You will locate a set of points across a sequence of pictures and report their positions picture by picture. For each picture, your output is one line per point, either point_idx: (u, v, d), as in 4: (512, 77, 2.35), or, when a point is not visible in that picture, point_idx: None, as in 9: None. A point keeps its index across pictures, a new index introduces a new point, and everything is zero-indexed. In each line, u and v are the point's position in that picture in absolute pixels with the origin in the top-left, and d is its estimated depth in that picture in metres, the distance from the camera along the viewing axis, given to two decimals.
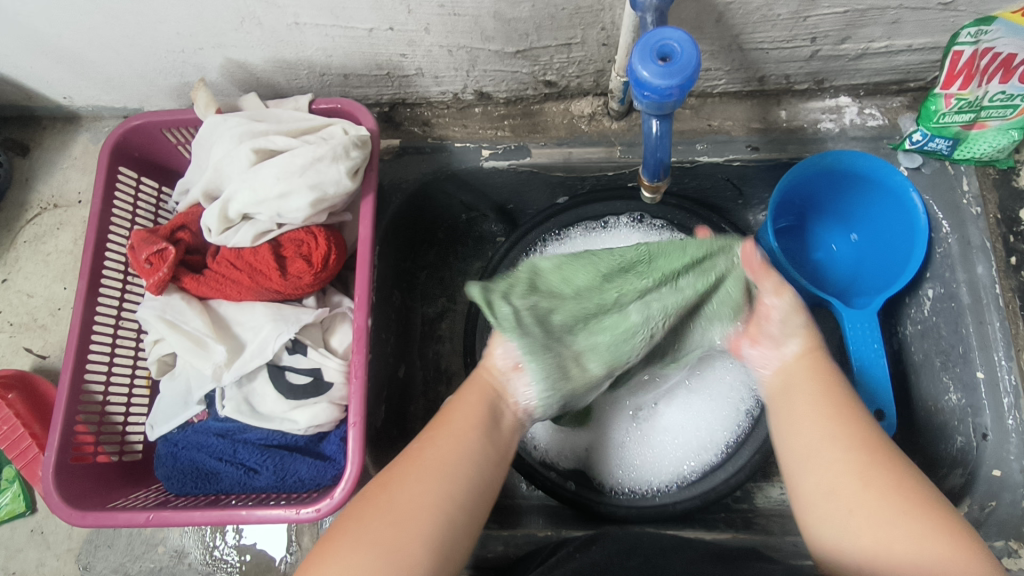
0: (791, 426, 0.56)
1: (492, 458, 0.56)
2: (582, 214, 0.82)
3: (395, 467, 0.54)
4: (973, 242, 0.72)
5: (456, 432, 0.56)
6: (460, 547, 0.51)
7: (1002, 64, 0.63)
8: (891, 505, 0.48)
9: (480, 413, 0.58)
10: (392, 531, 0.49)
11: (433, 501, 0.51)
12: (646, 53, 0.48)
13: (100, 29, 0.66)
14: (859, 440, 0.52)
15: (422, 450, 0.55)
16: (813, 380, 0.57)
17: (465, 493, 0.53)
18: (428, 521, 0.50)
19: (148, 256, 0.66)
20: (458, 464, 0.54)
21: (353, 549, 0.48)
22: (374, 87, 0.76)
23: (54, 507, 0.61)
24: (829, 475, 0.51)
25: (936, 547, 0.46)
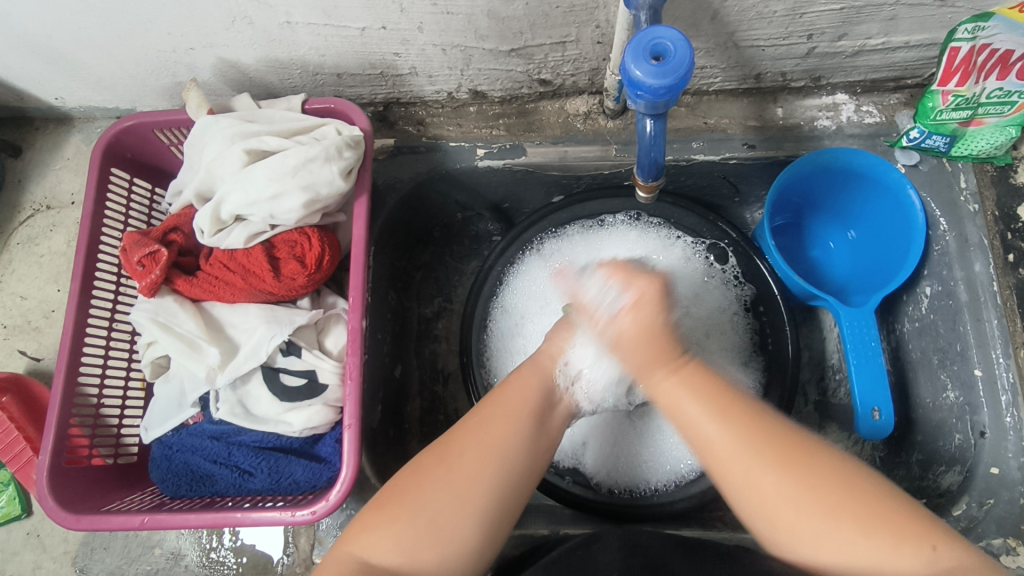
0: (701, 443, 0.51)
1: (547, 442, 0.57)
2: (578, 213, 0.81)
3: (448, 442, 0.53)
4: (971, 239, 0.71)
5: (514, 412, 0.56)
6: (509, 523, 0.53)
7: (1001, 59, 0.63)
8: (821, 509, 0.46)
9: (538, 396, 0.58)
10: (449, 510, 0.49)
11: (489, 487, 0.51)
12: (639, 52, 0.48)
13: (90, 29, 0.66)
14: (770, 443, 0.48)
15: (479, 428, 0.54)
16: (700, 387, 0.52)
17: (520, 477, 0.53)
18: (483, 501, 0.51)
19: (141, 258, 0.65)
20: (516, 448, 0.54)
21: (411, 523, 0.49)
22: (367, 86, 0.76)
23: (49, 510, 0.61)
24: (757, 488, 0.48)
25: (867, 546, 0.45)
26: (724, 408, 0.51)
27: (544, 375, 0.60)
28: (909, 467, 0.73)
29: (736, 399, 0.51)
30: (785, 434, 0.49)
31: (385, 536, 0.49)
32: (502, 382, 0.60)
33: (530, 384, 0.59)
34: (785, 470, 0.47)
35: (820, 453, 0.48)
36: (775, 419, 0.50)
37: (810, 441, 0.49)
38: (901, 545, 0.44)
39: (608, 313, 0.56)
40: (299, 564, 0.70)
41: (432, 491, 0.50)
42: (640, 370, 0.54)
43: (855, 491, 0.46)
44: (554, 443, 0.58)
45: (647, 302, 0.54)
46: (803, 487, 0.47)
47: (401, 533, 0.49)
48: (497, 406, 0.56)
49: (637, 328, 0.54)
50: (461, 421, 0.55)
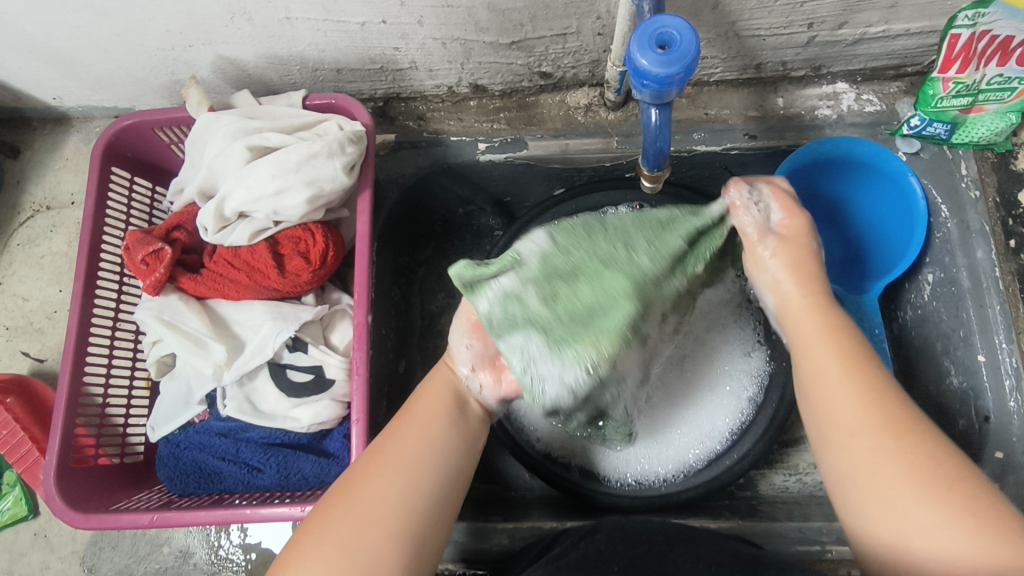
0: (812, 385, 0.51)
1: (463, 453, 0.55)
2: (580, 205, 0.79)
3: (354, 471, 0.52)
4: (972, 226, 0.72)
5: (424, 423, 0.55)
6: (431, 541, 0.51)
7: (1000, 46, 0.63)
8: (919, 484, 0.43)
9: (449, 405, 0.57)
10: (362, 534, 0.48)
11: (406, 502, 0.50)
12: (644, 40, 0.48)
13: (87, 27, 0.65)
14: (884, 410, 0.47)
15: (390, 445, 0.53)
16: (844, 347, 0.51)
17: (434, 490, 0.52)
18: (398, 521, 0.49)
19: (144, 257, 0.66)
20: (428, 461, 0.53)
21: (328, 552, 0.47)
22: (368, 81, 0.75)
23: (57, 510, 0.61)
24: (859, 448, 0.47)
25: (964, 526, 0.41)
26: (859, 363, 0.50)
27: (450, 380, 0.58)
28: None
29: (865, 361, 0.50)
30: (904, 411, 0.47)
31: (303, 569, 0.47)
32: (415, 391, 0.59)
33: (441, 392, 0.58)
34: (890, 434, 0.46)
35: (929, 431, 0.46)
36: (894, 388, 0.49)
37: (924, 424, 0.47)
38: (999, 540, 0.41)
39: (762, 233, 0.56)
40: None
41: (344, 517, 0.49)
42: (782, 304, 0.55)
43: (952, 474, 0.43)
44: (475, 441, 0.57)
45: (794, 219, 0.57)
46: (907, 456, 0.45)
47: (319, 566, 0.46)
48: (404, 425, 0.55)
49: (793, 254, 0.55)
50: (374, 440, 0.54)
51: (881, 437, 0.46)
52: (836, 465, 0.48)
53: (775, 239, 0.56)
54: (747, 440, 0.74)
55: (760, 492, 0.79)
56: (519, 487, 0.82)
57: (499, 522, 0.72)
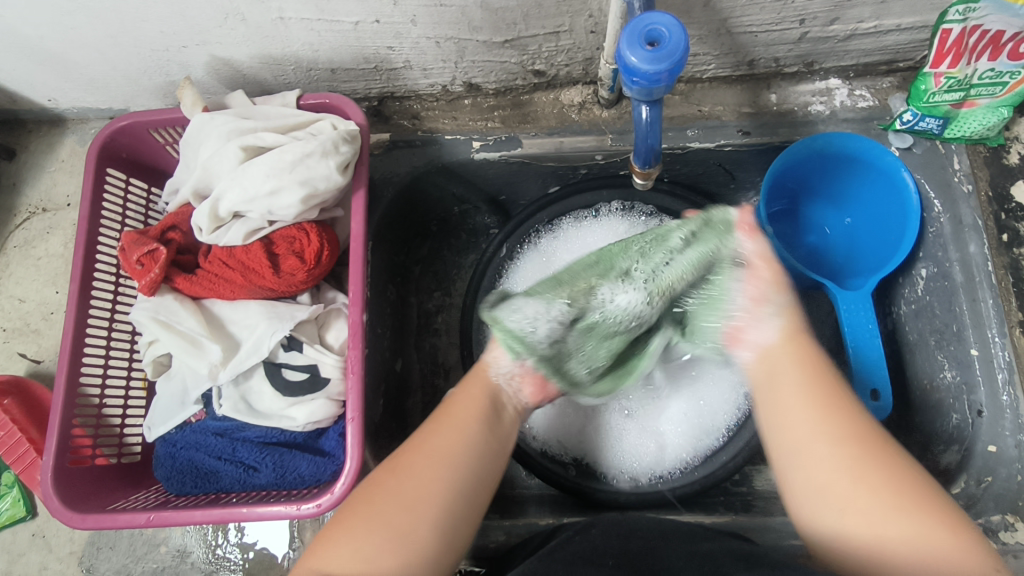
0: (773, 409, 0.54)
1: (498, 447, 0.57)
2: (571, 205, 0.81)
3: (401, 454, 0.54)
4: (965, 220, 0.72)
5: (462, 420, 0.56)
6: (468, 526, 0.52)
7: (991, 40, 0.63)
8: (882, 496, 0.47)
9: (482, 404, 0.59)
10: (403, 513, 0.49)
11: (443, 488, 0.51)
12: (633, 39, 0.48)
13: (81, 29, 0.65)
14: (843, 428, 0.50)
15: (429, 437, 0.55)
16: (800, 362, 0.55)
17: (470, 479, 0.53)
18: (437, 504, 0.51)
19: (139, 257, 0.66)
20: (465, 450, 0.54)
21: (367, 529, 0.49)
22: (362, 81, 0.76)
23: (54, 510, 0.61)
24: (820, 471, 0.49)
25: (928, 530, 0.45)
26: (824, 394, 0.52)
27: (484, 386, 0.60)
28: (907, 448, 0.74)
29: (821, 379, 0.53)
30: (859, 424, 0.51)
31: (343, 546, 0.48)
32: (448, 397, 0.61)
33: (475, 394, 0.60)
34: (851, 452, 0.49)
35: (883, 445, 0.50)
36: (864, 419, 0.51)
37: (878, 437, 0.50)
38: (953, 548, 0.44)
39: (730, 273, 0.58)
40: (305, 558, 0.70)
41: (385, 499, 0.50)
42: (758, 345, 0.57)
43: (911, 490, 0.47)
44: (507, 445, 0.59)
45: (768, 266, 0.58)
46: (860, 470, 0.48)
47: (356, 541, 0.48)
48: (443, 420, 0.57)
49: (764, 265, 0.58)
50: (411, 436, 0.56)
51: (841, 456, 0.49)
52: (805, 481, 0.50)
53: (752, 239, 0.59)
54: (743, 435, 0.75)
55: (756, 488, 0.79)
56: (517, 485, 0.82)
57: (495, 520, 0.72)
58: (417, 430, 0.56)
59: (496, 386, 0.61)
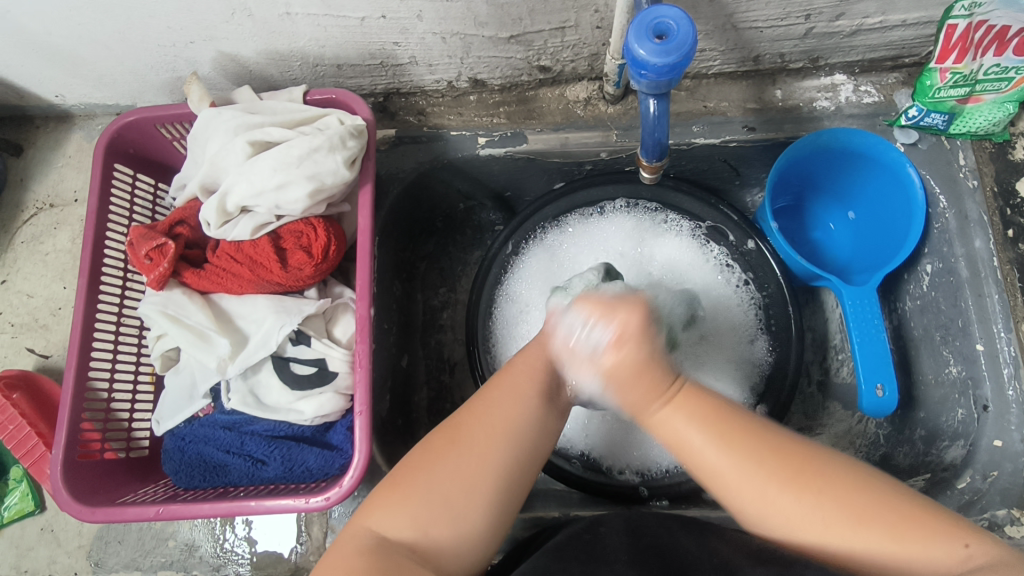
0: (706, 470, 0.50)
1: (553, 422, 0.57)
2: (577, 201, 0.82)
3: (459, 420, 0.54)
4: (970, 216, 0.72)
5: (526, 390, 0.56)
6: (520, 500, 0.53)
7: (997, 36, 0.63)
8: (853, 521, 0.46)
9: (545, 375, 0.58)
10: (463, 490, 0.50)
11: (503, 466, 0.51)
12: (642, 31, 0.48)
13: (89, 25, 0.66)
14: (779, 463, 0.48)
15: (492, 407, 0.54)
16: (701, 413, 0.51)
17: (529, 456, 0.53)
18: (497, 482, 0.51)
19: (148, 252, 0.66)
20: (526, 427, 0.54)
21: (425, 500, 0.49)
22: (368, 77, 0.76)
23: (64, 504, 0.62)
24: (783, 512, 0.47)
25: (901, 544, 0.45)
26: (750, 450, 0.49)
27: (546, 356, 0.59)
28: (913, 444, 0.74)
29: (731, 418, 0.51)
30: (793, 448, 0.49)
31: (400, 514, 0.49)
32: (506, 365, 0.60)
33: (536, 364, 0.59)
34: (797, 486, 0.47)
35: (825, 458, 0.48)
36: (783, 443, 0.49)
37: (811, 450, 0.49)
38: (929, 544, 0.45)
39: (595, 359, 0.52)
40: (312, 552, 0.70)
41: (444, 471, 0.50)
42: (636, 408, 0.52)
43: (872, 501, 0.46)
44: (561, 419, 0.59)
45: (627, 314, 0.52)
46: (813, 496, 0.47)
47: (415, 510, 0.49)
48: (505, 389, 0.56)
49: (622, 363, 0.51)
50: (469, 402, 0.55)
51: (789, 493, 0.47)
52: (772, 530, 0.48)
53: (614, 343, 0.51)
54: None
55: None
56: None
57: None
58: (476, 395, 0.56)
59: (559, 366, 0.59)
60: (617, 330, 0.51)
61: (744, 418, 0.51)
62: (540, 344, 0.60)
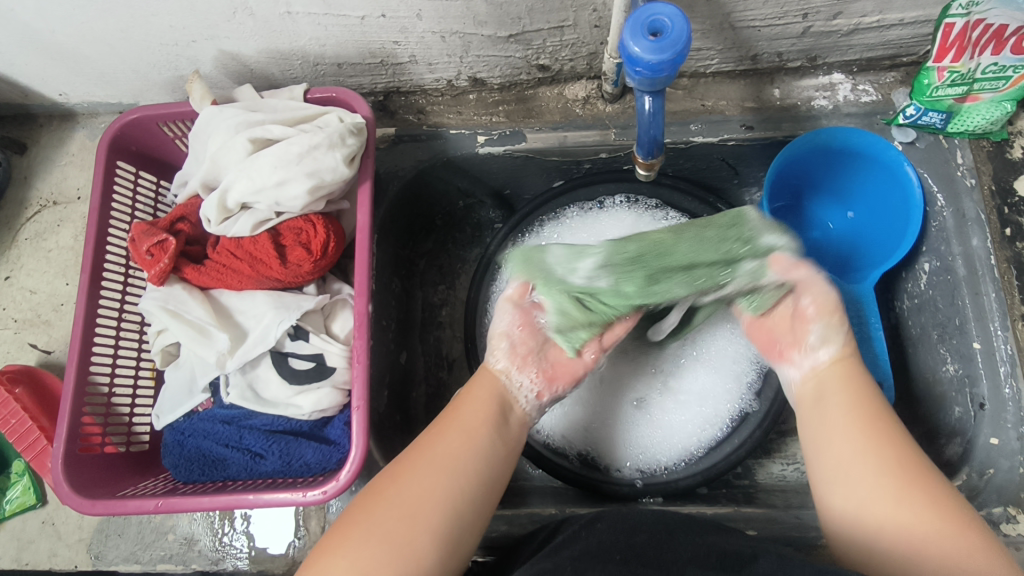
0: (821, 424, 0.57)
1: (503, 453, 0.58)
2: (577, 197, 0.82)
3: (404, 458, 0.55)
4: (968, 214, 0.72)
5: (470, 427, 0.58)
6: (470, 534, 0.53)
7: (994, 35, 0.63)
8: (909, 496, 0.49)
9: (488, 408, 0.60)
10: (404, 524, 0.49)
11: (444, 501, 0.52)
12: (636, 28, 0.48)
13: (92, 23, 0.66)
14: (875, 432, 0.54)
15: (436, 442, 0.56)
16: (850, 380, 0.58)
17: (473, 491, 0.54)
18: (437, 513, 0.51)
19: (149, 248, 0.67)
20: (468, 456, 0.55)
21: (363, 540, 0.48)
22: (368, 76, 0.76)
23: (64, 496, 0.62)
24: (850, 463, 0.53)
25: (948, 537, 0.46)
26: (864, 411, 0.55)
27: (492, 389, 0.63)
28: None
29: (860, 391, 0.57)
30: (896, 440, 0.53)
31: (342, 556, 0.48)
32: (455, 397, 0.62)
33: (480, 396, 0.62)
34: (867, 431, 0.53)
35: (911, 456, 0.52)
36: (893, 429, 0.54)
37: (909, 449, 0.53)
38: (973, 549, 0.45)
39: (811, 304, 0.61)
40: (311, 547, 0.70)
41: (384, 509, 0.50)
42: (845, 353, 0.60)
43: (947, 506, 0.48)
44: (515, 452, 0.60)
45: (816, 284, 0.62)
46: (878, 451, 0.52)
47: (354, 554, 0.48)
48: (452, 425, 0.58)
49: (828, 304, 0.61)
50: (414, 441, 0.57)
51: (857, 433, 0.54)
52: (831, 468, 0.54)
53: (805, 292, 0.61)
54: (746, 428, 0.75)
55: (759, 481, 0.79)
56: (520, 478, 0.82)
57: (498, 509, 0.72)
58: (422, 432, 0.57)
59: (503, 388, 0.63)
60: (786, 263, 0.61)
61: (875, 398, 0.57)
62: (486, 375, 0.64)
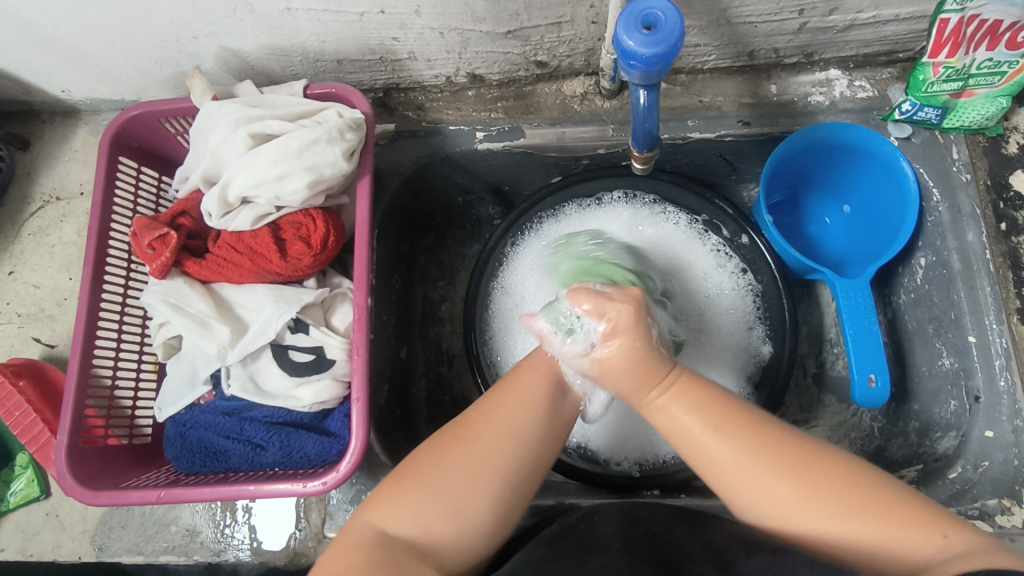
0: (696, 452, 0.53)
1: (562, 423, 0.58)
2: (576, 192, 0.83)
3: (466, 419, 0.54)
4: (963, 209, 0.72)
5: (534, 393, 0.56)
6: (523, 502, 0.54)
7: (989, 30, 0.64)
8: (832, 505, 0.47)
9: (555, 377, 0.59)
10: (466, 486, 0.50)
11: (502, 470, 0.52)
12: (631, 23, 0.49)
13: (95, 20, 0.67)
14: (771, 450, 0.50)
15: (494, 409, 0.55)
16: (698, 403, 0.53)
17: (532, 463, 0.54)
18: (499, 480, 0.51)
19: (150, 242, 0.68)
20: (528, 430, 0.54)
21: (428, 494, 0.50)
22: (368, 72, 0.77)
23: (68, 488, 0.63)
24: (755, 485, 0.50)
25: (871, 529, 0.47)
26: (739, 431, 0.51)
27: (556, 359, 0.60)
28: (906, 436, 0.75)
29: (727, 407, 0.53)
30: (789, 441, 0.51)
31: (403, 508, 0.50)
32: (515, 365, 0.61)
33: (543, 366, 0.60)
34: (751, 453, 0.50)
35: (815, 453, 0.50)
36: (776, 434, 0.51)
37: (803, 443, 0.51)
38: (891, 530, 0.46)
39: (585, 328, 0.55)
40: (311, 538, 0.71)
41: (449, 467, 0.51)
42: (631, 394, 0.55)
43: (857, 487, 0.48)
44: (569, 421, 0.59)
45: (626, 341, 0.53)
46: (775, 463, 0.50)
47: (417, 507, 0.50)
48: (512, 391, 0.57)
49: (622, 357, 0.54)
50: (476, 403, 0.56)
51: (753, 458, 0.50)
52: (742, 503, 0.51)
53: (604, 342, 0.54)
54: None
55: None
56: None
57: None
58: (483, 395, 0.56)
59: (560, 372, 0.59)
60: (610, 324, 0.53)
61: (739, 408, 0.53)
62: (542, 356, 0.60)
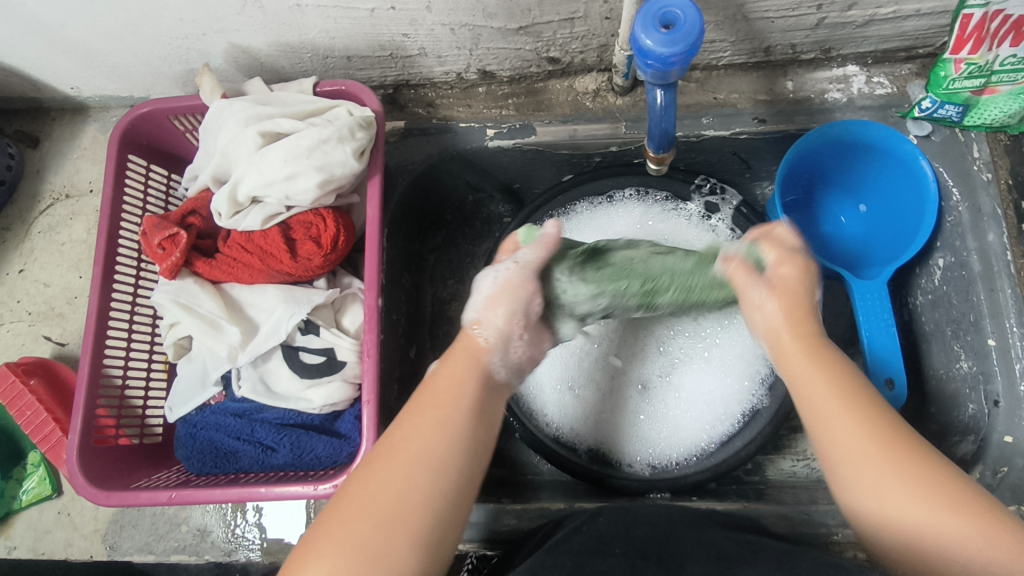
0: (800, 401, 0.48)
1: (481, 443, 0.50)
2: (588, 190, 0.81)
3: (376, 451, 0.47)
4: (984, 209, 0.71)
5: (444, 411, 0.48)
6: (449, 539, 0.46)
7: (1013, 26, 0.62)
8: (906, 479, 0.42)
9: (469, 388, 0.50)
10: (380, 535, 0.43)
11: (421, 502, 0.45)
12: (647, 21, 0.48)
13: (103, 17, 0.66)
14: (861, 410, 0.45)
15: (405, 439, 0.47)
16: (811, 354, 0.49)
17: (450, 495, 0.46)
18: (417, 523, 0.44)
19: (161, 241, 0.68)
20: (447, 454, 0.47)
21: (339, 549, 0.42)
22: (377, 68, 0.76)
23: (79, 487, 0.63)
24: (847, 449, 0.45)
25: (947, 519, 0.40)
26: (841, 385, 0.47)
27: (473, 365, 0.52)
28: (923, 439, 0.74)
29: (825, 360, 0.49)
30: (872, 409, 0.46)
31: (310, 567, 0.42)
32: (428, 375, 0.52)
33: (458, 375, 0.51)
34: (847, 406, 0.46)
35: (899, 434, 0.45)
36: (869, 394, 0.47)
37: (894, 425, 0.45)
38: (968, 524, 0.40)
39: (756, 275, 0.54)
40: None
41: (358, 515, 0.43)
42: (770, 337, 0.52)
43: (933, 475, 0.42)
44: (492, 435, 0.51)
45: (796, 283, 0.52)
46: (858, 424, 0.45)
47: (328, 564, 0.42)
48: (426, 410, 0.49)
49: (787, 294, 0.52)
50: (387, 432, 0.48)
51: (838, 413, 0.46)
52: (824, 445, 0.46)
53: (767, 284, 0.53)
54: (756, 424, 0.75)
55: (769, 477, 0.80)
56: (530, 471, 0.84)
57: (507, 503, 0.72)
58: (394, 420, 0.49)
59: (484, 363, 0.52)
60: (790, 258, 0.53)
61: (848, 368, 0.49)
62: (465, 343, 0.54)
